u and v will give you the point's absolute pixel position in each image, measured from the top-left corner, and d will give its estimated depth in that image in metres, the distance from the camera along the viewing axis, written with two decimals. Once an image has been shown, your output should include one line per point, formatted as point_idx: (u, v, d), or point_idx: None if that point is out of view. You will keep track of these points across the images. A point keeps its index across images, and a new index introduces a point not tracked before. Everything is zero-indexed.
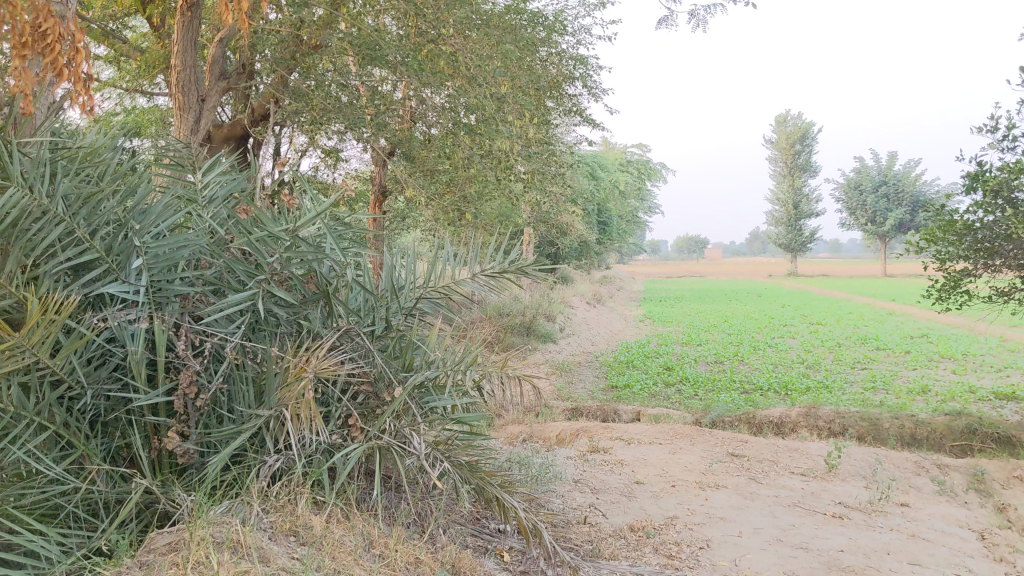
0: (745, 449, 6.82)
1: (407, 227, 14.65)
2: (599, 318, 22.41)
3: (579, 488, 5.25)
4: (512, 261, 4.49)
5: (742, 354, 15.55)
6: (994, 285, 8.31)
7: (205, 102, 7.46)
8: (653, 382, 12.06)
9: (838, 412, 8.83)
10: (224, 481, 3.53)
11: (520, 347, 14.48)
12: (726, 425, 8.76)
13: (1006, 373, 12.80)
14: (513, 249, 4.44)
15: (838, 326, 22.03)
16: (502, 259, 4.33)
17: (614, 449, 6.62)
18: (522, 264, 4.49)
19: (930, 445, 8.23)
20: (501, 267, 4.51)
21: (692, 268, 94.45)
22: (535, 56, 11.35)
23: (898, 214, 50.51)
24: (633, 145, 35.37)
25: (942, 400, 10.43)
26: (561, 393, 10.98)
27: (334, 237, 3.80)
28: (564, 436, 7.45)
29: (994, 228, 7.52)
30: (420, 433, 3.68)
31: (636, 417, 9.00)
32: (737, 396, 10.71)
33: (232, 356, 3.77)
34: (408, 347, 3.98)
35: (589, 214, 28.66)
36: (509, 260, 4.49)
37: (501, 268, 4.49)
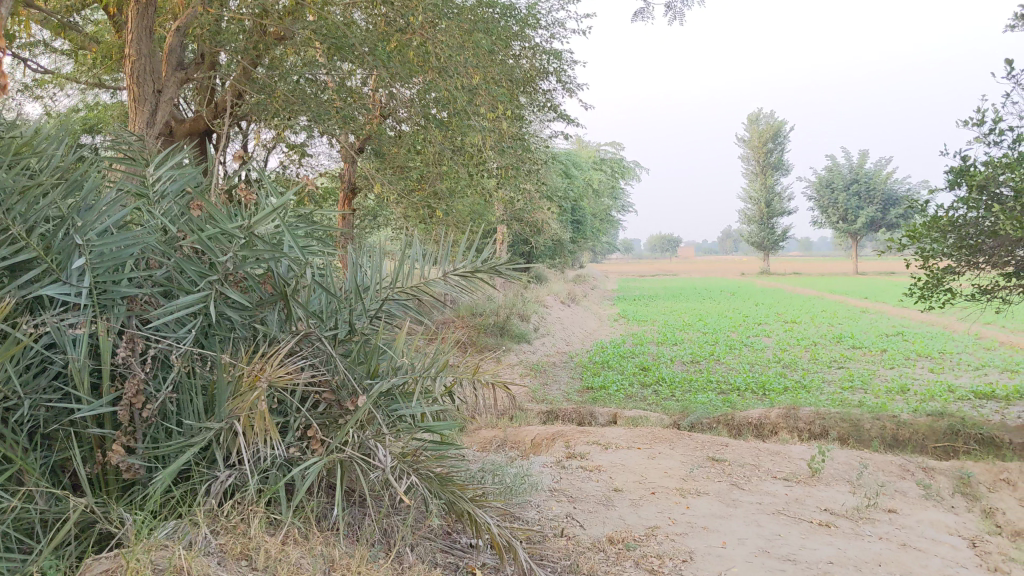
0: (725, 452, 6.61)
1: (378, 225, 14.35)
2: (573, 318, 22.18)
3: (555, 498, 4.99)
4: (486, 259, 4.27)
5: (718, 353, 15.39)
6: (976, 283, 8.16)
7: (162, 94, 7.15)
8: (629, 383, 11.85)
9: (818, 413, 8.65)
10: (171, 499, 3.24)
11: (493, 348, 14.22)
12: (705, 427, 8.55)
13: (984, 372, 12.71)
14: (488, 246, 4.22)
15: (812, 325, 21.96)
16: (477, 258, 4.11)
17: (591, 455, 6.38)
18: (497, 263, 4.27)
19: (912, 447, 8.06)
20: (473, 266, 4.28)
21: (665, 268, 94.48)
22: (507, 50, 11.10)
23: (870, 212, 50.76)
24: (606, 144, 35.21)
25: (922, 400, 10.29)
26: (536, 395, 10.74)
27: (294, 234, 3.53)
28: (539, 440, 7.21)
29: (978, 224, 7.36)
30: (385, 445, 3.42)
31: (613, 420, 8.77)
32: (715, 397, 10.51)
33: (182, 364, 3.48)
34: (374, 353, 3.71)
35: (562, 212, 28.46)
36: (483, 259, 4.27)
37: (474, 267, 4.27)
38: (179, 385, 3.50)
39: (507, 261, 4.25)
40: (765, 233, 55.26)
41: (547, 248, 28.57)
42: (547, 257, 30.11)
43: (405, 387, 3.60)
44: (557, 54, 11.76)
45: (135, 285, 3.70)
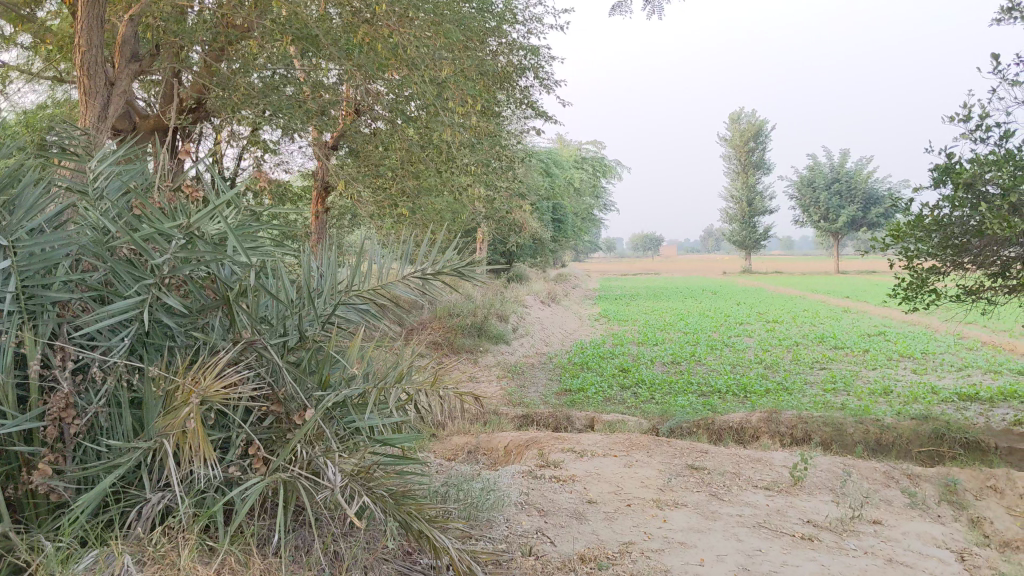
0: (705, 460, 6.38)
1: (352, 224, 14.06)
2: (553, 318, 21.93)
3: (525, 512, 4.74)
4: (448, 261, 4.06)
5: (698, 354, 15.19)
6: (962, 283, 7.98)
7: (115, 87, 6.85)
8: (608, 385, 11.62)
9: (800, 417, 8.43)
10: (99, 525, 2.95)
11: (470, 349, 13.96)
12: (684, 432, 8.32)
13: (968, 373, 12.54)
14: (450, 247, 4.01)
15: (793, 324, 21.82)
16: (440, 258, 3.89)
17: (565, 463, 6.13)
18: (459, 265, 4.07)
19: (897, 452, 7.87)
20: (435, 268, 4.08)
21: (647, 267, 94.41)
22: (482, 45, 10.82)
23: (852, 211, 50.77)
24: (587, 141, 34.94)
25: (905, 402, 10.10)
26: (512, 398, 10.48)
27: (238, 234, 3.27)
28: (512, 448, 6.95)
29: (964, 224, 7.16)
30: (334, 462, 3.16)
31: (590, 424, 8.53)
32: (695, 400, 10.30)
33: (117, 375, 3.19)
34: (326, 362, 3.46)
35: (542, 211, 28.20)
36: (445, 260, 4.07)
37: (436, 268, 4.06)
38: (113, 398, 3.22)
39: (470, 262, 4.05)
40: (746, 232, 55.22)
41: (528, 247, 28.30)
42: (527, 256, 29.85)
43: (359, 399, 3.35)
44: (534, 49, 11.49)
45: (67, 289, 3.40)
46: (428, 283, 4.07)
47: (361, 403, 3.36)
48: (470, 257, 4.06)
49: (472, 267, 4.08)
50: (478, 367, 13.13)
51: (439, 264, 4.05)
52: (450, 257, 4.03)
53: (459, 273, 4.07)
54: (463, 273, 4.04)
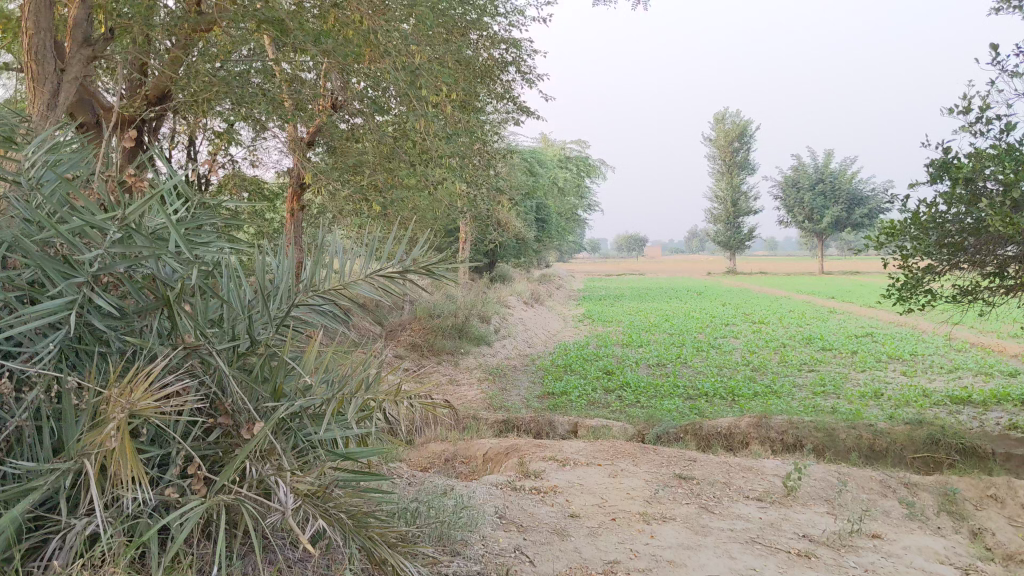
0: (694, 469, 6.07)
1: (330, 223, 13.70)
2: (536, 319, 21.59)
3: (502, 528, 4.39)
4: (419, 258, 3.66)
5: (684, 356, 14.90)
6: (958, 283, 7.70)
7: (66, 75, 6.49)
8: (592, 388, 11.32)
9: (791, 422, 8.14)
10: (16, 555, 2.57)
11: (451, 351, 13.62)
12: (672, 439, 8.01)
13: (959, 376, 12.29)
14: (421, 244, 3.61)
15: (780, 325, 21.59)
16: (408, 257, 3.50)
17: (547, 473, 5.80)
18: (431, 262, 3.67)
19: (890, 458, 7.59)
20: (404, 266, 3.68)
21: (632, 268, 94.27)
22: (462, 38, 10.49)
23: (836, 211, 50.74)
24: (572, 141, 34.61)
25: (897, 406, 9.85)
26: (493, 402, 10.16)
27: (181, 227, 2.92)
28: (492, 456, 6.61)
29: (963, 222, 6.88)
30: (287, 482, 2.84)
31: (573, 430, 8.22)
32: (681, 404, 10.01)
33: (43, 383, 2.81)
34: (280, 371, 3.11)
35: (526, 211, 27.89)
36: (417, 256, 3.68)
37: (406, 266, 3.67)
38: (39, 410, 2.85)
39: (443, 259, 3.64)
40: (731, 232, 55.12)
41: (511, 246, 27.99)
42: (511, 257, 29.52)
43: (319, 413, 3.02)
44: (516, 43, 11.15)
45: None
46: (397, 283, 3.68)
47: (325, 417, 3.03)
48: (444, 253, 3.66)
49: (447, 264, 3.67)
50: (459, 370, 12.79)
51: (410, 260, 3.65)
52: (421, 256, 3.63)
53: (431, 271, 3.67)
54: (435, 271, 3.64)
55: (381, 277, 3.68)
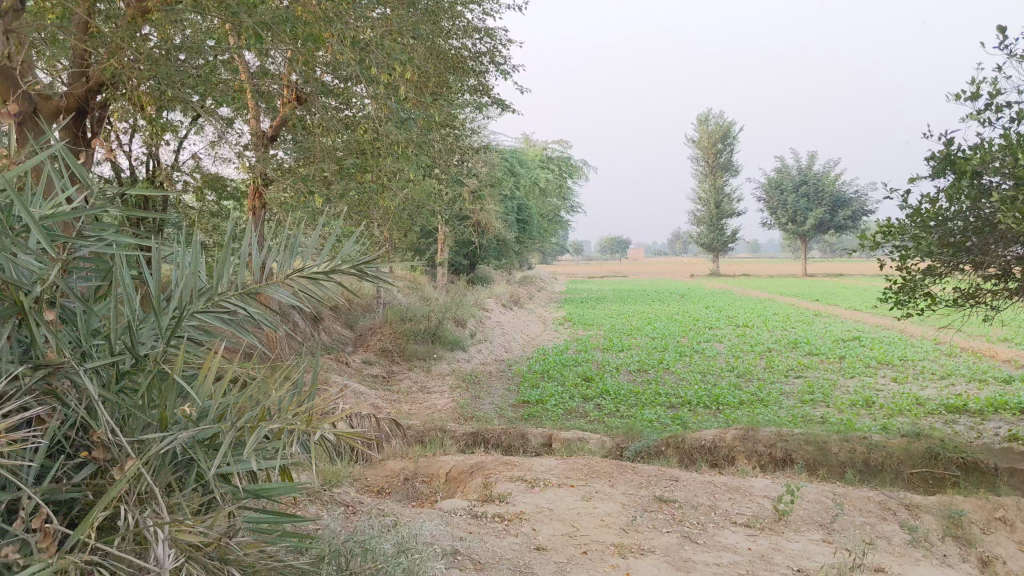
0: (676, 491, 5.51)
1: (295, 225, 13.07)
2: (516, 322, 20.99)
3: (454, 567, 3.82)
4: (351, 255, 3.18)
5: (668, 361, 14.35)
6: (959, 286, 7.17)
7: None
8: (569, 396, 10.77)
9: (780, 434, 7.61)
10: None
11: (424, 356, 13.02)
12: (653, 454, 7.44)
13: (952, 382, 11.78)
14: (352, 240, 3.12)
15: (766, 329, 21.07)
16: (338, 256, 2.98)
17: (512, 496, 5.24)
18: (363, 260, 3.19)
19: (886, 474, 7.09)
20: (330, 264, 3.18)
21: (616, 270, 93.84)
22: (431, 26, 9.89)
23: (818, 213, 50.41)
24: (553, 141, 33.93)
25: (890, 416, 9.34)
26: (465, 411, 9.62)
27: (36, 221, 2.34)
28: (455, 476, 6.04)
29: (967, 219, 6.36)
30: (166, 537, 2.29)
31: (547, 443, 7.66)
32: (662, 413, 9.47)
33: None
34: (170, 395, 2.53)
35: (506, 212, 27.30)
36: (348, 254, 3.19)
37: (335, 266, 3.16)
38: None
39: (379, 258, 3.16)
40: (714, 234, 54.76)
41: (491, 247, 27.39)
42: (492, 258, 28.92)
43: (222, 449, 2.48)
44: (489, 31, 10.57)
45: None
46: (323, 285, 3.16)
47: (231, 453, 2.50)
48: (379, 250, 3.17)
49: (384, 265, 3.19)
50: (431, 376, 12.21)
51: (340, 258, 3.15)
52: (352, 254, 3.13)
53: (365, 272, 3.19)
54: (369, 273, 3.16)
55: (304, 278, 3.15)
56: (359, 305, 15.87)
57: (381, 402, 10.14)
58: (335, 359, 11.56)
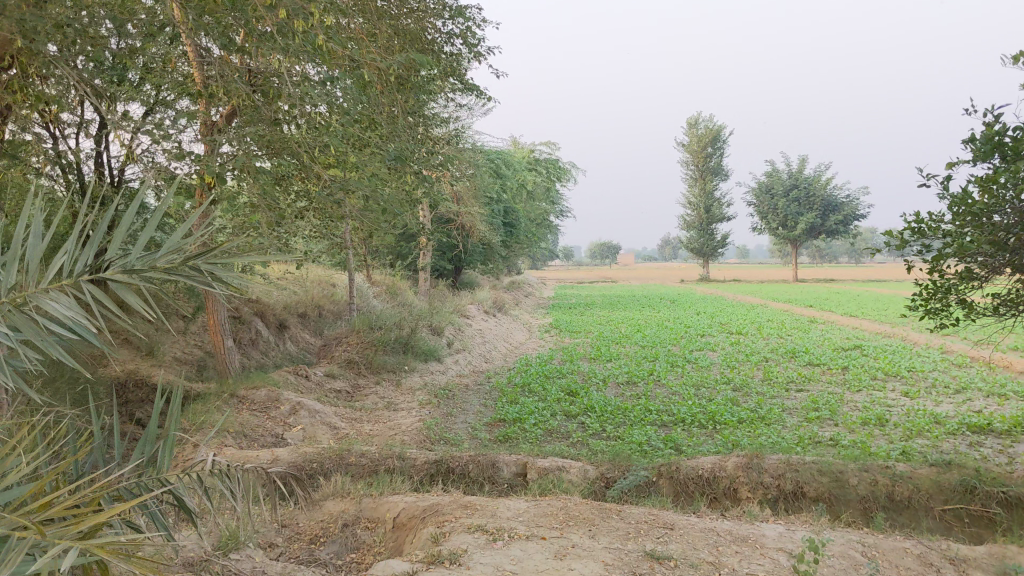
0: (670, 543, 4.49)
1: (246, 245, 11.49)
2: (499, 330, 19.87)
3: None
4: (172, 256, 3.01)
5: (658, 372, 13.33)
6: (998, 291, 6.16)
7: None
8: (549, 413, 9.75)
9: (789, 462, 6.59)
10: None
11: (393, 369, 11.97)
12: (644, 489, 6.37)
13: (967, 398, 10.79)
14: (180, 232, 2.96)
15: (760, 337, 20.06)
16: (166, 236, 2.79)
17: (467, 552, 4.23)
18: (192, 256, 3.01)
19: (914, 511, 6.10)
20: (152, 262, 2.96)
21: (605, 277, 92.73)
22: None
23: (810, 218, 49.46)
24: (541, 143, 32.66)
25: (907, 438, 8.34)
26: (432, 431, 8.59)
27: None
28: (404, 521, 4.95)
29: (1016, 212, 5.35)
30: None
31: (522, 472, 6.65)
32: (652, 434, 8.44)
33: None
34: None
35: (490, 214, 26.16)
36: (174, 251, 3.02)
37: (157, 261, 2.95)
38: None
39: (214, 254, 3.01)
40: (704, 240, 53.73)
41: (476, 252, 26.24)
42: (479, 263, 27.74)
43: None
44: (459, 11, 9.55)
45: None
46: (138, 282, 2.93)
47: None
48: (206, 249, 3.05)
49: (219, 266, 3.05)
50: (400, 390, 11.19)
51: (162, 253, 2.96)
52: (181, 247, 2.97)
53: (192, 270, 3.01)
54: (203, 267, 3.01)
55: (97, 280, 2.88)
56: (328, 311, 14.79)
57: (341, 423, 9.09)
58: (293, 371, 10.51)
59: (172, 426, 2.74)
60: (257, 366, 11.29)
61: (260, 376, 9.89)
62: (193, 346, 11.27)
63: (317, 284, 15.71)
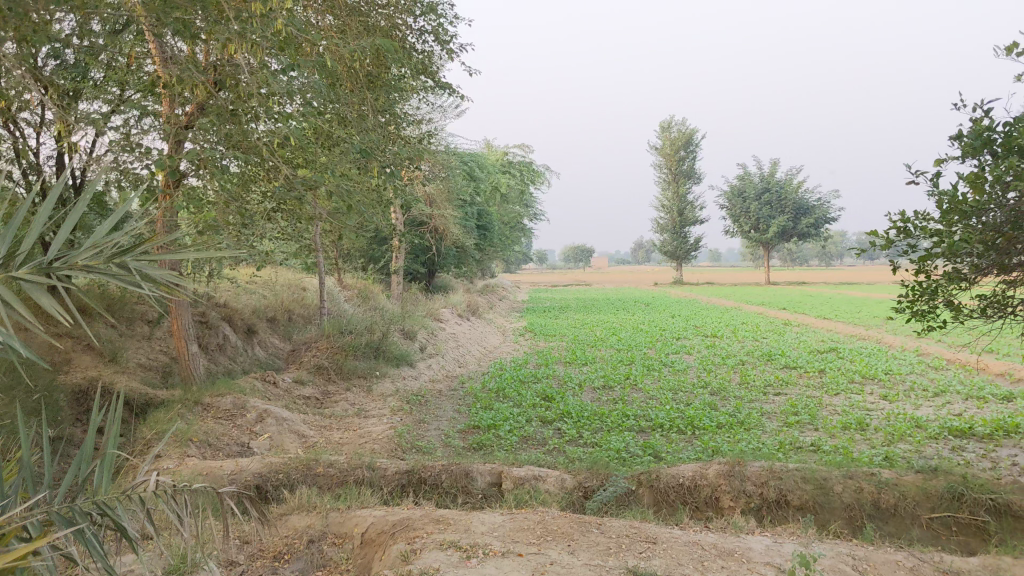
0: (653, 559, 4.26)
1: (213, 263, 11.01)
2: (472, 334, 19.60)
3: None
4: (94, 253, 2.95)
5: (635, 376, 13.13)
6: (986, 293, 6.01)
7: None
8: (524, 419, 9.52)
9: (772, 469, 6.39)
10: None
11: (364, 374, 11.70)
12: (623, 499, 6.14)
13: (945, 401, 10.67)
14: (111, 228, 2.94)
15: (735, 340, 19.95)
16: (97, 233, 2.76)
17: (439, 572, 3.98)
18: (122, 254, 2.97)
19: (900, 519, 5.93)
20: (77, 260, 2.90)
21: (578, 280, 92.63)
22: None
23: (783, 221, 49.56)
24: (515, 146, 32.41)
25: (888, 444, 8.17)
26: (404, 439, 8.34)
27: None
28: (373, 537, 4.69)
29: (1009, 212, 5.18)
30: None
31: (497, 482, 6.41)
32: (630, 440, 8.23)
33: None
34: None
35: (464, 217, 25.89)
36: (98, 249, 2.97)
37: (78, 257, 2.89)
38: None
39: (141, 252, 3.02)
40: (678, 243, 53.73)
41: (449, 255, 25.96)
42: (451, 267, 27.46)
43: None
44: (431, 8, 9.31)
45: None
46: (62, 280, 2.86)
47: None
48: (130, 246, 3.01)
49: (144, 262, 3.05)
50: (371, 396, 10.92)
51: (86, 249, 2.90)
52: (110, 243, 2.93)
53: (120, 270, 2.97)
54: (132, 266, 2.97)
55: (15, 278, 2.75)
56: (298, 315, 14.49)
57: (309, 431, 8.81)
58: (261, 377, 10.21)
59: (109, 444, 2.50)
60: (224, 372, 10.98)
61: (226, 382, 9.59)
62: (158, 351, 10.94)
63: (286, 287, 15.39)
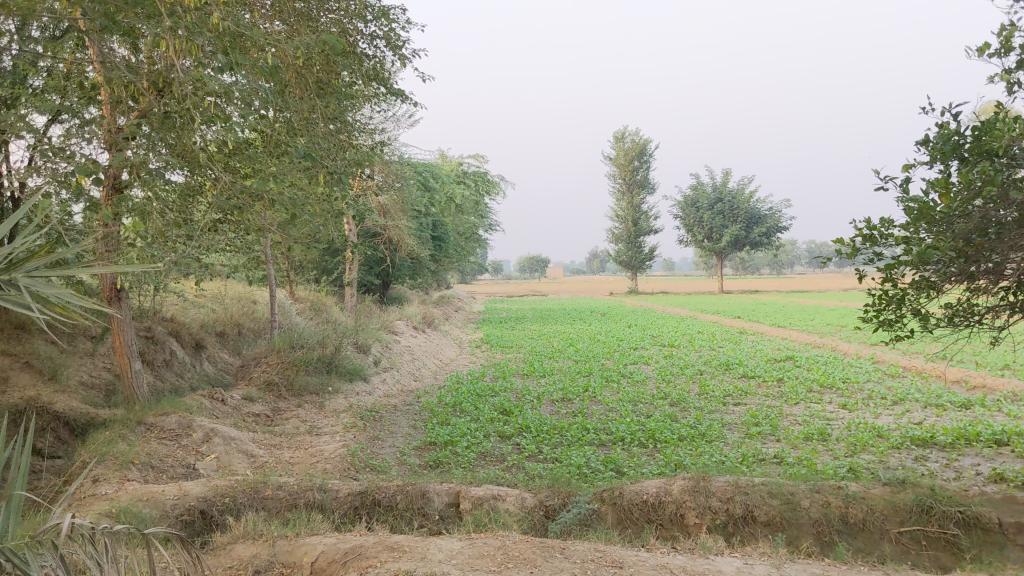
0: None
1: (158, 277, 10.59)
2: (427, 346, 19.31)
3: None
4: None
5: (594, 388, 12.93)
6: (951, 302, 5.90)
7: None
8: (481, 435, 9.27)
9: (738, 484, 6.22)
10: None
11: (316, 390, 11.38)
12: (586, 519, 5.92)
13: (905, 409, 10.61)
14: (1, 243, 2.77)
15: (692, 349, 19.88)
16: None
17: None
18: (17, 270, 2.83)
19: (869, 534, 5.78)
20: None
21: (534, 291, 92.51)
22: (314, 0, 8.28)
23: (736, 230, 49.87)
24: (470, 156, 32.21)
25: (852, 455, 8.05)
26: (357, 457, 8.05)
27: None
28: (323, 566, 4.41)
29: (977, 219, 5.07)
30: None
31: (454, 502, 6.16)
32: (590, 455, 8.01)
33: None
34: None
35: (418, 228, 25.57)
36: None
37: None
38: None
39: (33, 268, 2.88)
40: (632, 252, 53.84)
41: (404, 267, 25.63)
42: (406, 278, 27.14)
43: None
44: (381, 13, 9.06)
45: None
46: None
47: None
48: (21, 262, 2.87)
49: (37, 280, 2.89)
50: (323, 412, 10.59)
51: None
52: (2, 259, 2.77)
53: (12, 287, 2.82)
54: (24, 283, 2.83)
55: None
56: (248, 329, 14.15)
57: (258, 450, 8.49)
58: (209, 395, 9.85)
59: (14, 485, 2.22)
60: (171, 391, 10.58)
61: (172, 400, 9.22)
62: (101, 369, 10.52)
63: (236, 301, 14.99)
